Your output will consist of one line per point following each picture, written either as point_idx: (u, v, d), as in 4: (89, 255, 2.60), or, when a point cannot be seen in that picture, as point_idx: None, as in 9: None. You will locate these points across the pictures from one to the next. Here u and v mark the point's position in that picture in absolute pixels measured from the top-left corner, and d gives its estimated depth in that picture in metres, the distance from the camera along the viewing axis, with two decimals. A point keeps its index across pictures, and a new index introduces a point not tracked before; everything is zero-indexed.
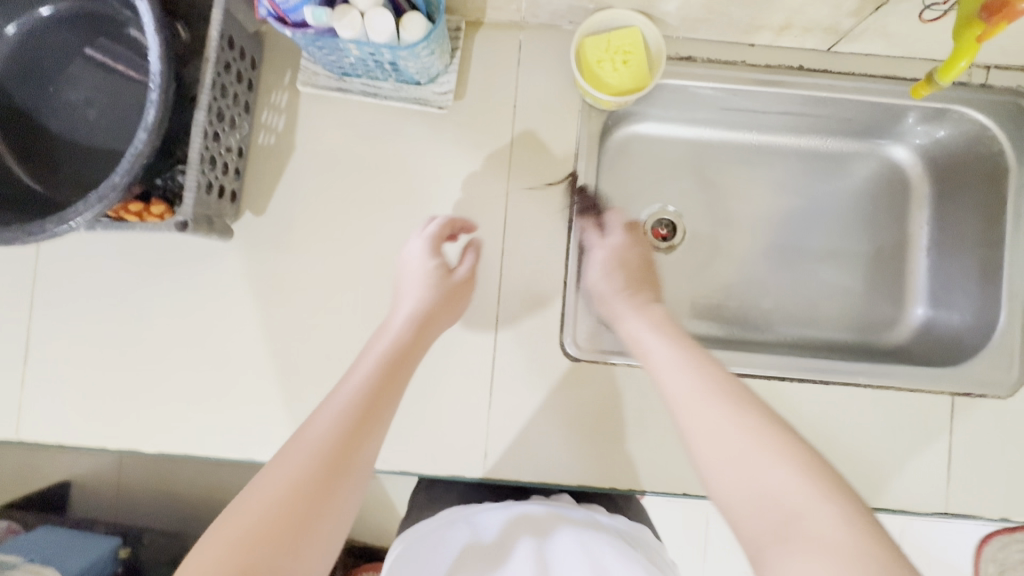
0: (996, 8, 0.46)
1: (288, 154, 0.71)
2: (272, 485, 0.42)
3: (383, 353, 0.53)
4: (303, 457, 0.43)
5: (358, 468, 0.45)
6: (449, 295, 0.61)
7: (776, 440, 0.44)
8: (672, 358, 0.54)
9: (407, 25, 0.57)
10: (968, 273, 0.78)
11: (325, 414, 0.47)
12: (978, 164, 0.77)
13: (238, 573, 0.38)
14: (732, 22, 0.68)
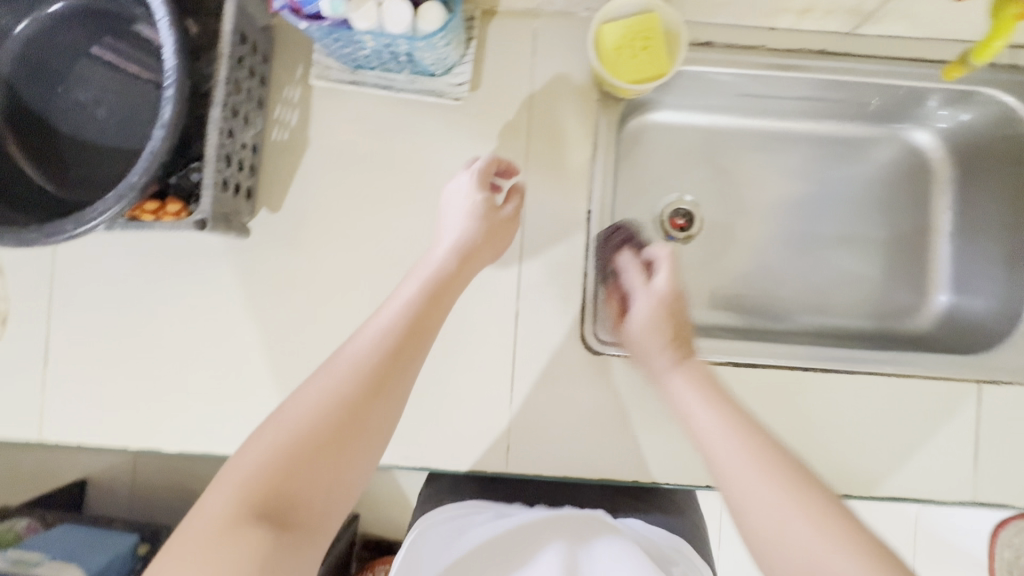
0: None
1: (302, 150, 0.70)
2: (316, 393, 0.45)
3: (421, 284, 0.54)
4: (342, 374, 0.46)
5: (393, 392, 0.47)
6: (492, 231, 0.61)
7: (831, 520, 0.44)
8: (718, 427, 0.53)
9: (423, 15, 0.55)
10: (993, 258, 0.77)
11: (367, 334, 0.49)
12: (1004, 148, 0.75)
13: (280, 468, 0.41)
14: (754, 6, 0.66)
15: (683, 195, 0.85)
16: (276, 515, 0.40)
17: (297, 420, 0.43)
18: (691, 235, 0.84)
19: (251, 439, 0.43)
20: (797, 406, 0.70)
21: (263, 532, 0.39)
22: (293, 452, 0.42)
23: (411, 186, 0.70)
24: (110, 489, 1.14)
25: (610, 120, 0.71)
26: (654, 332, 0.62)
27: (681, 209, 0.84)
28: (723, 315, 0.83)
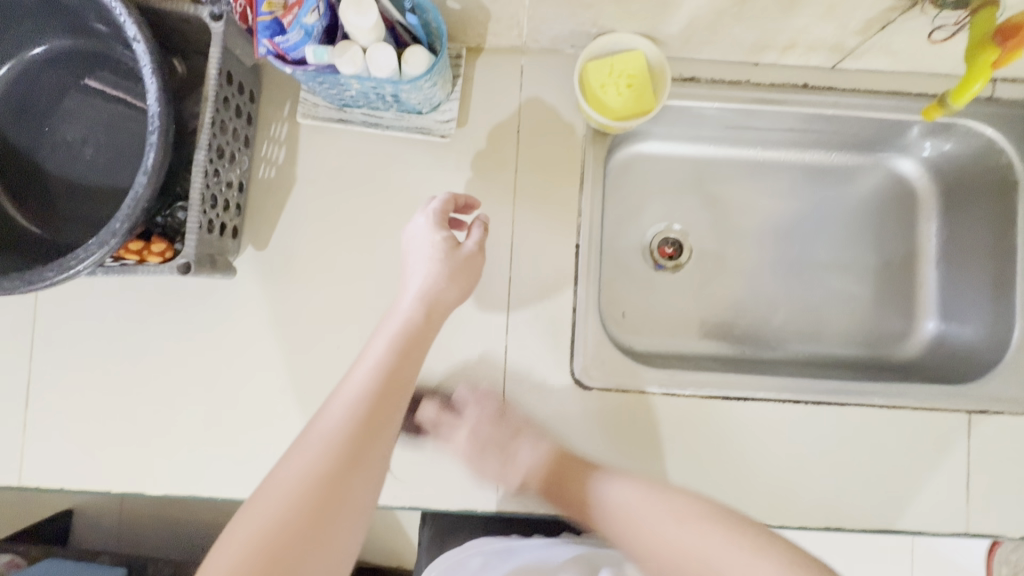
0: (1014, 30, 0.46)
1: (289, 187, 0.70)
2: (290, 478, 0.43)
3: (390, 341, 0.52)
4: (313, 456, 0.44)
5: (370, 463, 0.45)
6: (458, 271, 0.58)
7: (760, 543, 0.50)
8: (656, 507, 0.57)
9: (408, 58, 0.56)
10: (980, 287, 0.77)
11: (336, 404, 0.48)
12: (985, 177, 0.76)
13: (262, 566, 0.39)
14: (736, 43, 0.67)
15: (671, 224, 0.85)
16: None
17: (275, 507, 0.42)
18: (680, 264, 0.84)
19: (219, 542, 0.41)
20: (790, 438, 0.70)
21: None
22: (264, 551, 0.40)
23: (399, 221, 0.70)
24: (97, 521, 1.11)
25: (597, 155, 0.72)
26: (526, 473, 0.65)
27: (669, 238, 0.85)
28: (714, 344, 0.83)
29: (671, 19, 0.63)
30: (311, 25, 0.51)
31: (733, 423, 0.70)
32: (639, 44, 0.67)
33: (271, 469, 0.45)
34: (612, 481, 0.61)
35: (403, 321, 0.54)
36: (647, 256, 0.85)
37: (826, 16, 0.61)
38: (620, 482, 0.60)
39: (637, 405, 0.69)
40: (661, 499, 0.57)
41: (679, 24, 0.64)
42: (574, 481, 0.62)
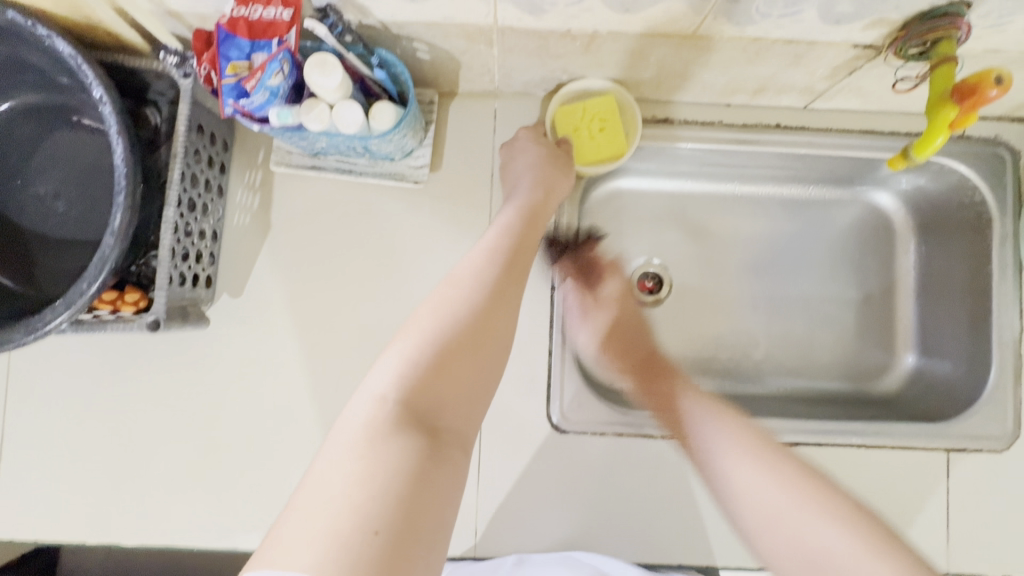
0: (969, 91, 0.47)
1: (264, 234, 0.70)
2: (450, 299, 0.48)
3: (517, 212, 0.59)
4: (463, 291, 0.48)
5: (509, 305, 0.50)
6: (562, 160, 0.66)
7: (868, 535, 0.46)
8: (727, 448, 0.55)
9: (376, 116, 0.56)
10: (957, 320, 0.77)
11: (478, 252, 0.53)
12: (960, 213, 0.76)
13: (436, 362, 0.44)
14: (707, 87, 0.67)
15: (651, 258, 0.85)
16: (435, 412, 0.43)
17: (439, 319, 0.46)
18: (660, 298, 0.84)
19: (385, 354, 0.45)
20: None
21: (423, 437, 0.41)
22: (432, 359, 0.44)
23: (374, 266, 0.70)
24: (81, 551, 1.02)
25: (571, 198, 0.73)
26: (623, 334, 0.73)
27: (649, 272, 0.85)
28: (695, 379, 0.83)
29: (640, 68, 0.63)
30: (276, 86, 0.51)
31: None
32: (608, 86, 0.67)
33: (424, 298, 0.49)
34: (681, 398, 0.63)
35: (524, 199, 0.61)
36: None
37: (793, 65, 0.61)
38: (696, 402, 0.61)
39: (614, 450, 0.69)
40: (725, 420, 0.58)
41: (649, 71, 0.64)
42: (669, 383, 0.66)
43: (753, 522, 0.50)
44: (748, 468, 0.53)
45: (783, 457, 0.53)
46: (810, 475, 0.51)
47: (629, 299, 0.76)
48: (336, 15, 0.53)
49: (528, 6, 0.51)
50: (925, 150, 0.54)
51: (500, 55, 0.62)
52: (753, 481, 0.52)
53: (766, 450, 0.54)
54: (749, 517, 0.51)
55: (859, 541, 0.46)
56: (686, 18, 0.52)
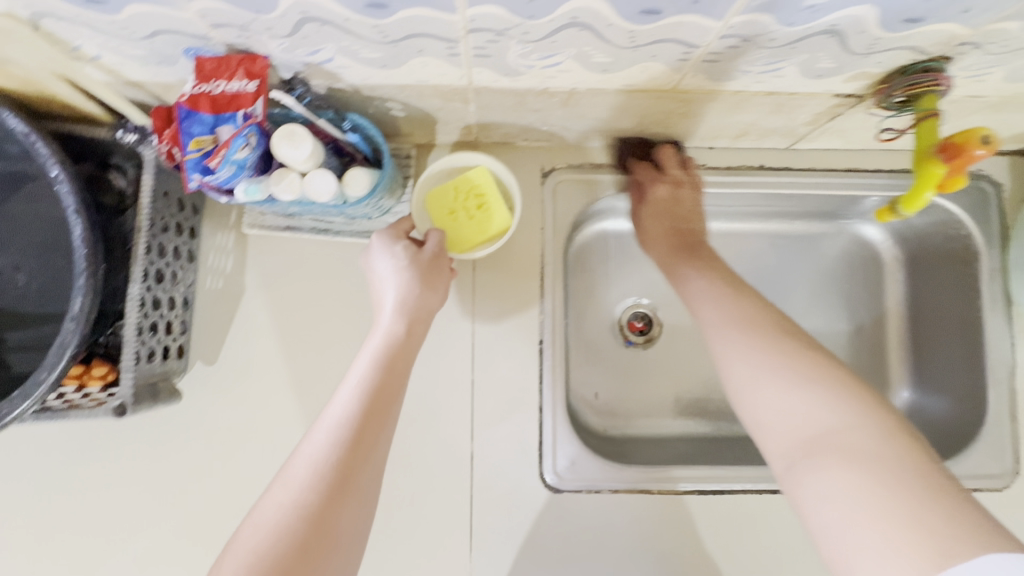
0: (958, 149, 0.47)
1: (238, 296, 0.68)
2: (282, 500, 0.43)
3: (373, 359, 0.51)
4: (296, 490, 0.43)
5: (354, 497, 0.44)
6: (427, 278, 0.56)
7: (858, 404, 0.46)
8: (731, 322, 0.55)
9: (350, 182, 0.53)
10: (950, 354, 0.76)
11: (322, 429, 0.46)
12: (947, 246, 0.76)
13: None
14: (688, 133, 0.66)
15: (640, 298, 0.84)
16: None
17: (266, 534, 0.41)
18: (651, 338, 0.83)
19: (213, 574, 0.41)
20: (772, 529, 0.68)
21: None
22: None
23: (356, 328, 0.68)
24: None
25: (556, 246, 0.71)
26: (669, 216, 0.68)
27: (638, 312, 0.83)
28: (690, 422, 0.81)
29: (621, 119, 0.62)
30: (243, 159, 0.49)
31: (714, 516, 0.68)
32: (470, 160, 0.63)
33: (267, 488, 0.44)
34: (700, 290, 0.60)
35: (384, 335, 0.53)
36: (618, 331, 0.83)
37: (774, 114, 0.60)
38: (703, 288, 0.60)
39: (612, 507, 0.68)
40: (752, 327, 0.54)
41: (629, 121, 0.63)
42: (712, 272, 0.62)
43: (738, 381, 0.52)
44: (770, 380, 0.50)
45: (828, 374, 0.48)
46: (861, 399, 0.46)
47: (694, 176, 0.69)
48: (303, 85, 0.52)
49: (503, 69, 0.50)
50: (914, 205, 0.54)
51: (476, 111, 0.60)
52: (782, 399, 0.48)
53: (802, 364, 0.49)
54: (765, 427, 0.49)
55: (880, 463, 0.41)
56: (665, 76, 0.51)
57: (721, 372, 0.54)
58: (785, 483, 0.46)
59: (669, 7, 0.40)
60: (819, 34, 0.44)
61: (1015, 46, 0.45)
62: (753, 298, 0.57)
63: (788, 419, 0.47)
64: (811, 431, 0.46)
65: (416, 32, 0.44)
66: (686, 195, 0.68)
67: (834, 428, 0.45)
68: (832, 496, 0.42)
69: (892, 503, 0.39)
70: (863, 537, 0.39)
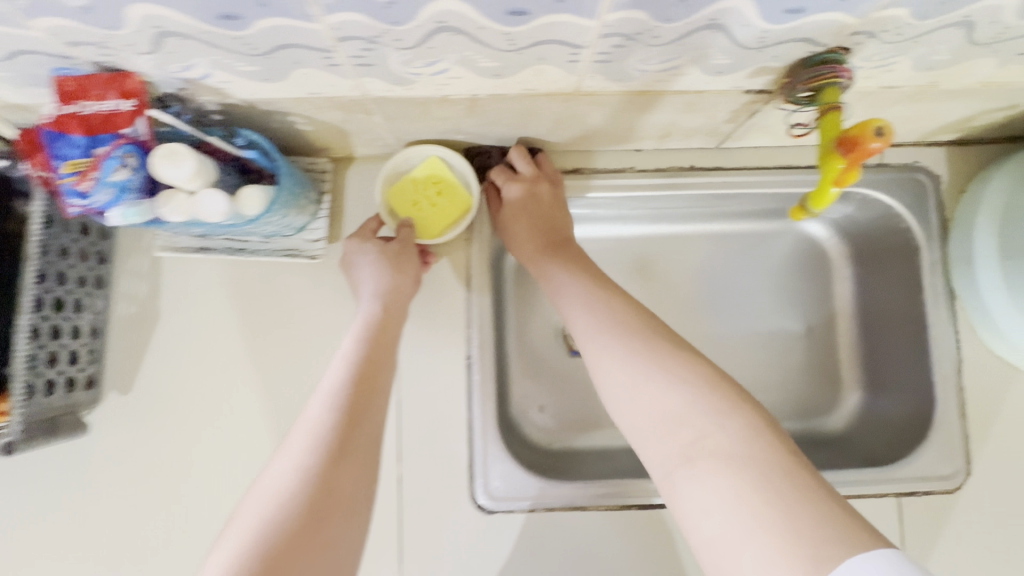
0: (853, 143, 0.45)
1: (153, 321, 0.65)
2: (288, 464, 0.45)
3: (358, 337, 0.56)
4: (299, 452, 0.46)
5: (359, 455, 0.47)
6: (398, 262, 0.61)
7: (725, 405, 0.45)
8: (597, 327, 0.54)
9: (242, 201, 0.51)
10: (898, 352, 0.74)
11: (319, 399, 0.50)
12: (890, 241, 0.74)
13: (273, 550, 0.40)
14: (610, 135, 0.65)
15: None
16: None
17: (277, 494, 0.43)
18: None
19: (217, 543, 0.42)
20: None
21: None
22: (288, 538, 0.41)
23: (279, 352, 0.66)
24: None
25: (483, 258, 0.69)
26: (533, 216, 0.65)
27: None
28: None
29: (534, 124, 0.60)
30: (122, 181, 0.47)
31: (650, 530, 0.66)
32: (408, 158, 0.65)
33: (269, 462, 0.47)
34: (579, 295, 0.57)
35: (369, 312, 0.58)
36: (562, 340, 0.80)
37: (689, 113, 0.59)
38: (570, 292, 0.58)
39: (546, 525, 0.66)
40: (626, 334, 0.52)
41: (545, 126, 0.61)
42: (580, 271, 0.60)
43: (613, 388, 0.51)
44: (647, 383, 0.49)
45: (697, 373, 0.48)
46: (733, 399, 0.46)
47: (552, 170, 0.68)
48: (176, 102, 0.50)
49: (391, 78, 0.48)
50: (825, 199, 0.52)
51: (384, 122, 0.58)
52: (664, 410, 0.47)
53: (679, 369, 0.48)
54: (642, 434, 0.48)
55: (755, 466, 0.42)
56: (562, 79, 0.49)
57: (603, 383, 0.52)
58: (666, 492, 0.46)
59: (535, 7, 0.38)
60: (701, 29, 0.42)
61: (910, 33, 0.44)
62: (626, 302, 0.55)
63: (669, 430, 0.46)
64: (683, 437, 0.45)
65: (285, 43, 0.42)
66: (547, 190, 0.66)
67: (715, 436, 0.44)
68: (716, 506, 0.42)
69: (766, 506, 0.40)
70: (739, 542, 0.40)
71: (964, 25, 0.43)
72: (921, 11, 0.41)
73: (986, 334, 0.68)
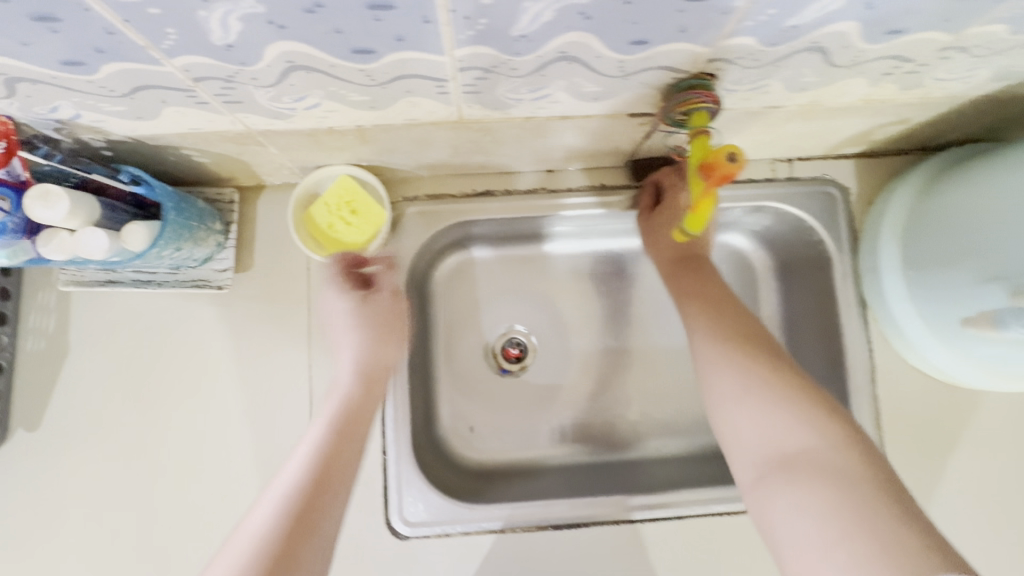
0: (710, 165, 0.47)
1: (61, 357, 0.65)
2: (227, 566, 0.42)
3: (329, 416, 0.53)
4: (244, 550, 0.42)
5: (307, 551, 0.44)
6: (377, 322, 0.60)
7: (828, 427, 0.47)
8: (711, 335, 0.57)
9: (126, 237, 0.52)
10: (817, 363, 0.75)
11: (278, 486, 0.47)
12: (806, 254, 0.75)
13: None
14: (517, 158, 0.65)
15: (514, 325, 0.81)
16: None
17: None
18: (527, 365, 0.80)
19: None
20: (628, 557, 0.69)
21: None
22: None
23: (192, 383, 0.66)
24: None
25: (395, 282, 0.67)
26: (681, 229, 0.65)
27: (514, 340, 0.80)
28: (568, 450, 0.78)
29: (433, 150, 0.60)
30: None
31: (563, 552, 0.68)
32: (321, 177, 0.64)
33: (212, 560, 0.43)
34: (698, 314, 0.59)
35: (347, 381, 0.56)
36: (492, 359, 0.80)
37: (584, 135, 0.59)
38: (688, 305, 0.61)
39: (461, 547, 0.68)
40: (738, 355, 0.54)
41: (446, 152, 0.61)
42: (698, 284, 0.62)
43: (718, 391, 0.53)
44: (749, 397, 0.51)
45: (801, 396, 0.49)
46: (838, 426, 0.47)
47: None
48: (43, 143, 0.50)
49: (267, 113, 0.48)
50: (697, 222, 0.54)
51: (281, 153, 0.58)
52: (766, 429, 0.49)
53: (784, 391, 0.49)
54: (739, 441, 0.50)
55: (852, 488, 0.42)
56: (440, 109, 0.50)
57: (707, 397, 0.54)
58: (754, 498, 0.48)
59: (378, 47, 0.39)
60: (556, 61, 0.42)
61: (767, 59, 0.44)
62: (742, 325, 0.57)
63: (761, 442, 0.49)
64: (786, 449, 0.47)
65: (143, 85, 0.42)
66: (700, 206, 0.65)
67: (819, 456, 0.45)
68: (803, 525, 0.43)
69: (857, 527, 0.40)
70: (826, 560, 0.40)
71: (817, 50, 0.43)
72: (768, 39, 0.41)
73: (897, 343, 0.68)
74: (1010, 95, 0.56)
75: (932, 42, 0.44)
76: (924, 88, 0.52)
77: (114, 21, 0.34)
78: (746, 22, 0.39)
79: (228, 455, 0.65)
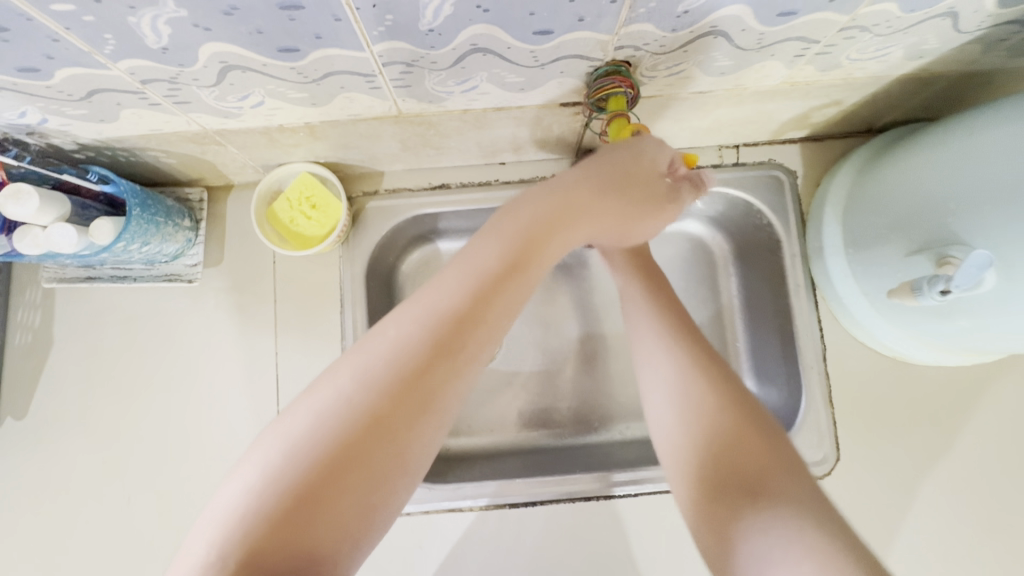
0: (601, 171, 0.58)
1: (46, 349, 0.70)
2: (368, 367, 0.40)
3: (492, 245, 0.48)
4: (380, 357, 0.41)
5: (443, 378, 0.41)
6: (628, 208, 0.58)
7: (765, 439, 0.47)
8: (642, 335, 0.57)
9: (93, 232, 0.56)
10: (773, 344, 0.76)
11: (425, 301, 0.44)
12: (758, 237, 0.76)
13: (328, 463, 0.36)
14: (467, 151, 0.68)
15: None
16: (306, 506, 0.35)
17: (348, 400, 0.39)
18: (494, 354, 0.82)
19: (260, 440, 0.39)
20: (586, 535, 0.70)
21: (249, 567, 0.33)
22: (280, 523, 0.34)
23: (167, 371, 0.70)
24: None
25: (354, 273, 0.71)
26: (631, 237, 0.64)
27: None
28: (534, 435, 0.80)
29: (385, 144, 0.64)
30: None
31: (522, 532, 0.71)
32: (283, 176, 0.67)
33: (354, 347, 0.42)
34: (640, 309, 0.59)
35: (480, 262, 0.47)
36: None
37: (524, 126, 0.62)
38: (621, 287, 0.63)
39: (421, 526, 0.71)
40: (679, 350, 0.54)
41: (398, 146, 0.65)
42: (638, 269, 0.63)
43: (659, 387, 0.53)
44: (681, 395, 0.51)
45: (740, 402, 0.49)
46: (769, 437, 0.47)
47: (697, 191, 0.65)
48: (14, 146, 0.54)
49: (216, 112, 0.52)
50: None
51: (240, 151, 0.62)
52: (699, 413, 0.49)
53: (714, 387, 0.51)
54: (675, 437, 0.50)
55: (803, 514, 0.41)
56: (379, 105, 0.54)
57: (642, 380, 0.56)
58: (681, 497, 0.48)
59: (300, 45, 0.42)
60: (471, 53, 0.46)
61: (673, 45, 0.47)
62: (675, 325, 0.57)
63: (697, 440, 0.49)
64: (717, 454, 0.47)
65: (97, 89, 0.46)
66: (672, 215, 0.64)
67: (762, 473, 0.44)
68: (765, 541, 0.40)
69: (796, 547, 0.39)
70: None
71: (718, 34, 0.46)
72: (665, 25, 0.44)
73: (845, 320, 0.70)
74: (934, 72, 0.58)
75: (831, 24, 0.46)
76: (843, 68, 0.55)
77: (57, 29, 0.38)
78: (639, 10, 0.42)
79: (200, 438, 0.69)
